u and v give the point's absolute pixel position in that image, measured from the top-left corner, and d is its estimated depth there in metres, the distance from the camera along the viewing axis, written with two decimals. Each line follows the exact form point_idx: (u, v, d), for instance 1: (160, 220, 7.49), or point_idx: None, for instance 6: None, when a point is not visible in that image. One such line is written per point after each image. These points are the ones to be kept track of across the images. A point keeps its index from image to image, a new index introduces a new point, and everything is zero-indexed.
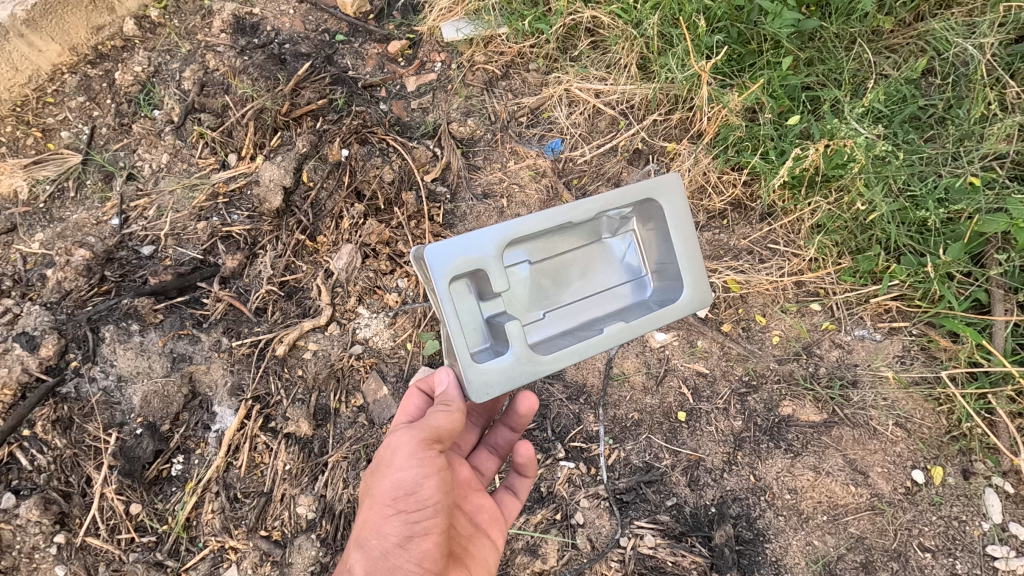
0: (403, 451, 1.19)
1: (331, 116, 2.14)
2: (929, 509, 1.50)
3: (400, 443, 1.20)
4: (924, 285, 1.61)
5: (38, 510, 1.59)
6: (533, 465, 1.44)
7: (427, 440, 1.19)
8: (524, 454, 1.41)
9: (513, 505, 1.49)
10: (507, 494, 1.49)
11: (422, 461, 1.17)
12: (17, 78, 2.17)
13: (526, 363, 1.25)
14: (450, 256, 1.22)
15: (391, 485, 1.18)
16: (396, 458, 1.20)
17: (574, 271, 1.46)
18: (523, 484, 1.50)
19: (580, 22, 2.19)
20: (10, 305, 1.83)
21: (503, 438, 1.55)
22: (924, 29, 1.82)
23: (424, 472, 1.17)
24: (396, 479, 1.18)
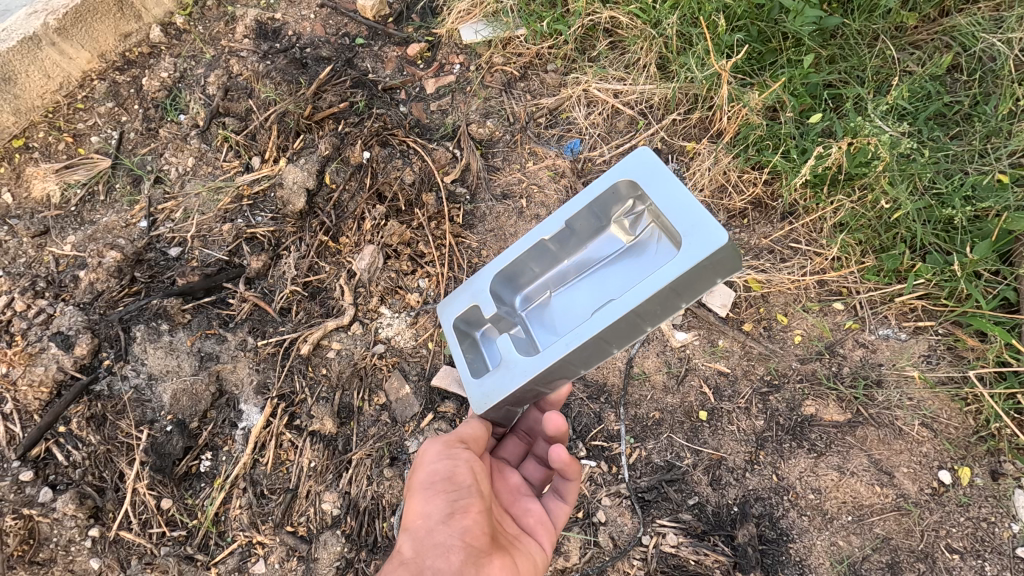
0: (433, 448, 1.29)
1: (352, 119, 2.17)
2: (957, 510, 1.47)
3: (430, 445, 1.30)
4: (950, 284, 1.59)
5: (74, 504, 1.65)
6: (573, 465, 1.35)
7: (453, 440, 1.30)
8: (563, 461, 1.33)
9: (562, 511, 1.45)
10: (556, 500, 1.46)
11: (450, 453, 1.26)
12: (49, 85, 2.25)
13: (508, 377, 1.30)
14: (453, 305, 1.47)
15: (426, 476, 1.25)
16: (427, 456, 1.29)
17: (605, 280, 1.40)
18: (570, 488, 1.45)
19: (598, 22, 2.21)
20: (45, 305, 1.89)
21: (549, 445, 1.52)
22: (950, 25, 1.84)
23: (453, 462, 1.24)
24: (429, 467, 1.25)
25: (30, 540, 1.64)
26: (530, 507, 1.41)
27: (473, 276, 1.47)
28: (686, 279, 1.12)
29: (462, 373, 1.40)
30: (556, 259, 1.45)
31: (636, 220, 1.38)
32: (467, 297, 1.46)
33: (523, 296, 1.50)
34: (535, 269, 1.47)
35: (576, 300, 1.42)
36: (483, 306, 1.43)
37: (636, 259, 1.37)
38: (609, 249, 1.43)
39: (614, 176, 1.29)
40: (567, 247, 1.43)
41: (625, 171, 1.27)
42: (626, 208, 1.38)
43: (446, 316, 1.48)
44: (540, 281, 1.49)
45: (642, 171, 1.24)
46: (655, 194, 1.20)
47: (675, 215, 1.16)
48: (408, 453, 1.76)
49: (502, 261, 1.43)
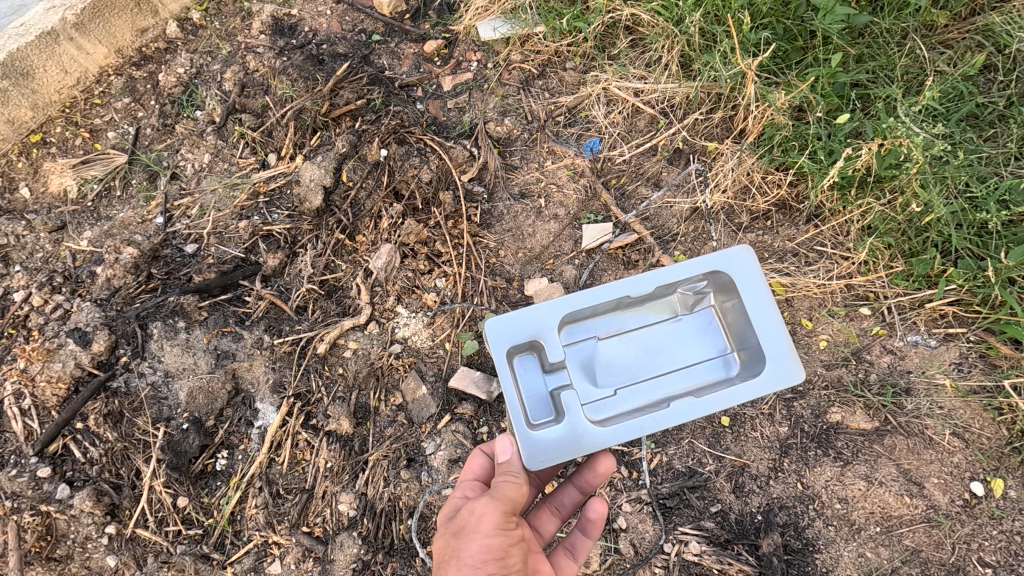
0: (490, 517, 1.13)
1: (369, 116, 2.16)
2: (989, 523, 1.44)
3: (487, 510, 1.14)
4: (984, 290, 1.55)
5: (91, 502, 1.64)
6: (601, 524, 1.41)
7: (509, 511, 1.16)
8: (596, 514, 1.38)
9: (569, 568, 1.41)
10: (567, 556, 1.42)
11: (505, 531, 1.13)
12: (66, 80, 2.24)
13: (569, 438, 1.27)
14: (507, 329, 1.31)
15: (475, 550, 1.10)
16: (479, 524, 1.13)
17: (653, 344, 1.46)
18: (584, 545, 1.44)
19: (618, 20, 2.17)
20: (62, 301, 1.89)
21: (567, 498, 1.50)
22: (983, 23, 1.79)
23: (509, 542, 1.12)
24: (483, 543, 1.10)
25: (48, 536, 1.64)
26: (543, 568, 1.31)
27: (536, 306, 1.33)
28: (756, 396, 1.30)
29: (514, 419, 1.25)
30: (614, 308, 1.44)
31: (697, 298, 1.48)
32: (530, 329, 1.32)
33: (567, 332, 1.45)
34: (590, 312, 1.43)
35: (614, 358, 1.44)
36: (547, 347, 1.32)
37: (685, 335, 1.47)
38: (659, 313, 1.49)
39: (717, 264, 1.34)
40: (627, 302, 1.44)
41: (731, 266, 1.34)
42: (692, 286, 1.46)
43: (500, 342, 1.30)
44: (590, 322, 1.46)
45: (743, 273, 1.33)
46: (749, 299, 1.32)
47: (764, 332, 1.31)
48: (425, 454, 1.75)
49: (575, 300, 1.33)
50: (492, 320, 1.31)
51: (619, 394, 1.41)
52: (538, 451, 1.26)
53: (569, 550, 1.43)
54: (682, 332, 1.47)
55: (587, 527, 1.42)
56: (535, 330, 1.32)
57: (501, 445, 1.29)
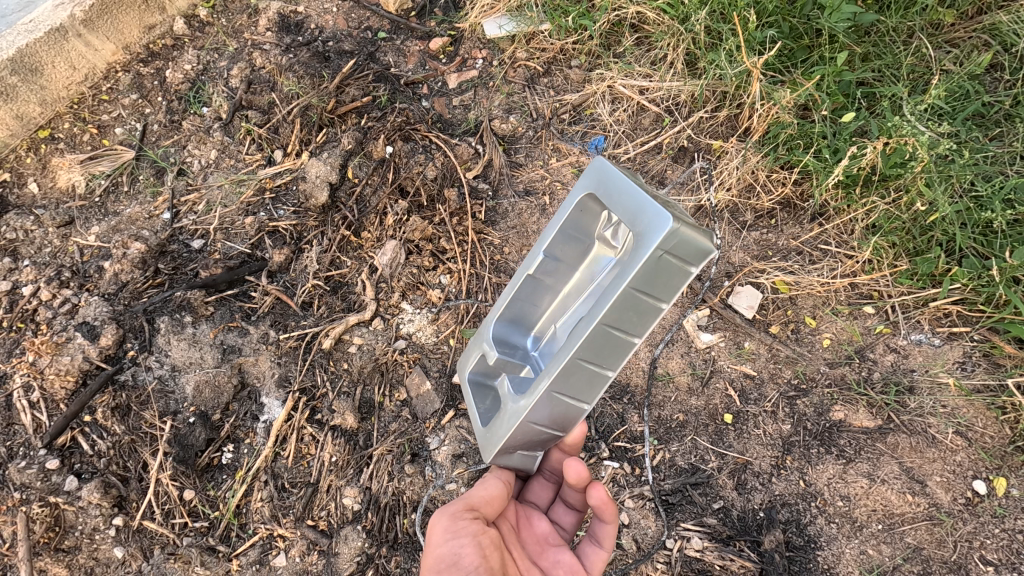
0: (439, 526, 1.26)
1: (375, 113, 2.17)
2: (992, 521, 1.44)
3: (437, 521, 1.27)
4: (988, 289, 1.56)
5: (99, 493, 1.66)
6: (610, 511, 1.34)
7: (461, 511, 1.26)
8: (599, 502, 1.32)
9: (598, 557, 1.42)
10: (593, 545, 1.43)
11: (455, 534, 1.23)
12: (74, 77, 2.26)
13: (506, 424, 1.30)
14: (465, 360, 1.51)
15: (434, 561, 1.24)
16: (434, 535, 1.27)
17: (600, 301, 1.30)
18: (607, 532, 1.40)
19: (624, 18, 2.18)
20: (70, 295, 1.91)
21: (574, 495, 1.49)
22: (989, 22, 1.79)
23: (461, 541, 1.22)
24: (438, 552, 1.23)
25: (57, 528, 1.66)
26: (561, 558, 1.40)
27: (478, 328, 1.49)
28: (646, 277, 1.07)
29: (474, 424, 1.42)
30: (555, 293, 1.40)
31: (616, 231, 1.30)
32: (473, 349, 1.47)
33: (534, 336, 1.44)
34: (537, 308, 1.42)
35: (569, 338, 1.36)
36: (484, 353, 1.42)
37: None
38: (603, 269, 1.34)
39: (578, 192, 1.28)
40: (563, 278, 1.38)
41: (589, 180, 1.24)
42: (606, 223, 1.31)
43: (462, 371, 1.51)
44: (547, 318, 1.43)
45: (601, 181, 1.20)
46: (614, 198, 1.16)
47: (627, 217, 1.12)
48: (429, 449, 1.76)
49: (499, 306, 1.42)
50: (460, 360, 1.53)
51: None
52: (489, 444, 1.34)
53: (594, 540, 1.42)
54: None
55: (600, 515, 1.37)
56: (477, 347, 1.46)
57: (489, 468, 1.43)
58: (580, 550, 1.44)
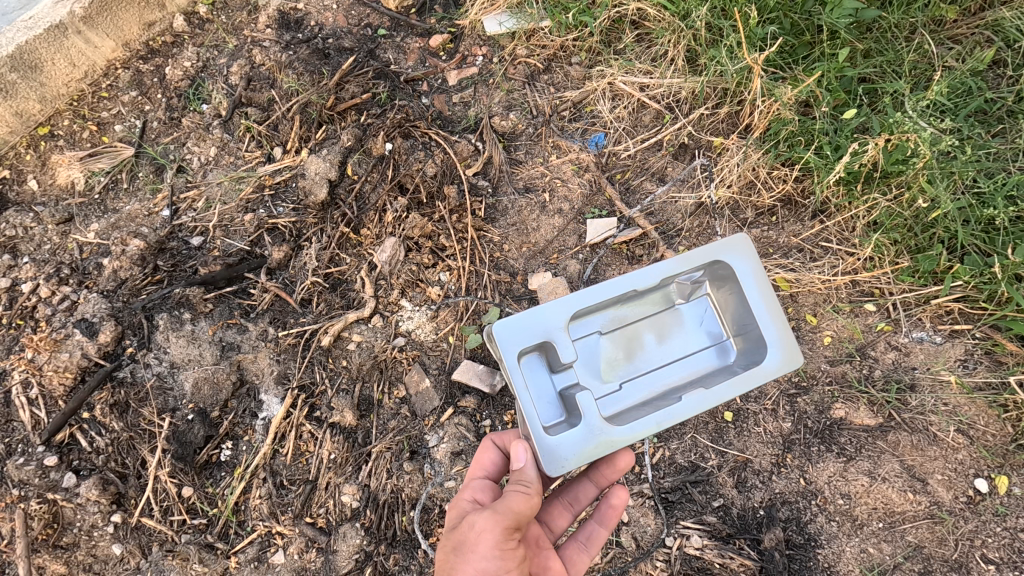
0: (485, 537, 1.12)
1: (375, 110, 2.17)
2: (993, 520, 1.43)
3: (483, 530, 1.13)
4: (990, 286, 1.55)
5: (97, 490, 1.66)
6: (619, 513, 1.42)
7: (511, 528, 1.14)
8: (617, 501, 1.41)
9: (581, 563, 1.42)
10: (579, 550, 1.43)
11: (503, 555, 1.12)
12: (74, 74, 2.25)
13: (587, 437, 1.28)
14: (517, 334, 1.31)
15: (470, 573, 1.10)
16: (476, 544, 1.12)
17: (653, 338, 1.48)
18: (598, 538, 1.43)
19: (624, 14, 2.18)
20: (68, 292, 1.90)
21: (582, 492, 1.48)
22: (992, 18, 1.78)
23: (505, 564, 1.11)
24: (478, 567, 1.10)
25: (55, 524, 1.65)
26: (551, 563, 1.33)
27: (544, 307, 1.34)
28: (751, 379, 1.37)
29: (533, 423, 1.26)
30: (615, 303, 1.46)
31: (690, 287, 1.51)
32: (538, 329, 1.32)
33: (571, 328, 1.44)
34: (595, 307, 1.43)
35: (615, 352, 1.46)
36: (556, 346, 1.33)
37: (681, 325, 1.51)
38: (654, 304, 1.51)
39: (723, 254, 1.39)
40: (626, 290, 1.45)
41: (736, 256, 1.39)
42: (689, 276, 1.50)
43: (509, 347, 1.29)
44: (588, 316, 1.46)
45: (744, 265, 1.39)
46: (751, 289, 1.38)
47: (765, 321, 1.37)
48: (428, 446, 1.76)
49: (582, 297, 1.34)
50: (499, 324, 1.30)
51: (622, 388, 1.44)
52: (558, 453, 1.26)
53: (583, 543, 1.43)
54: (675, 324, 1.51)
55: (604, 516, 1.42)
56: (541, 330, 1.32)
57: (515, 453, 1.28)
58: (565, 551, 1.42)
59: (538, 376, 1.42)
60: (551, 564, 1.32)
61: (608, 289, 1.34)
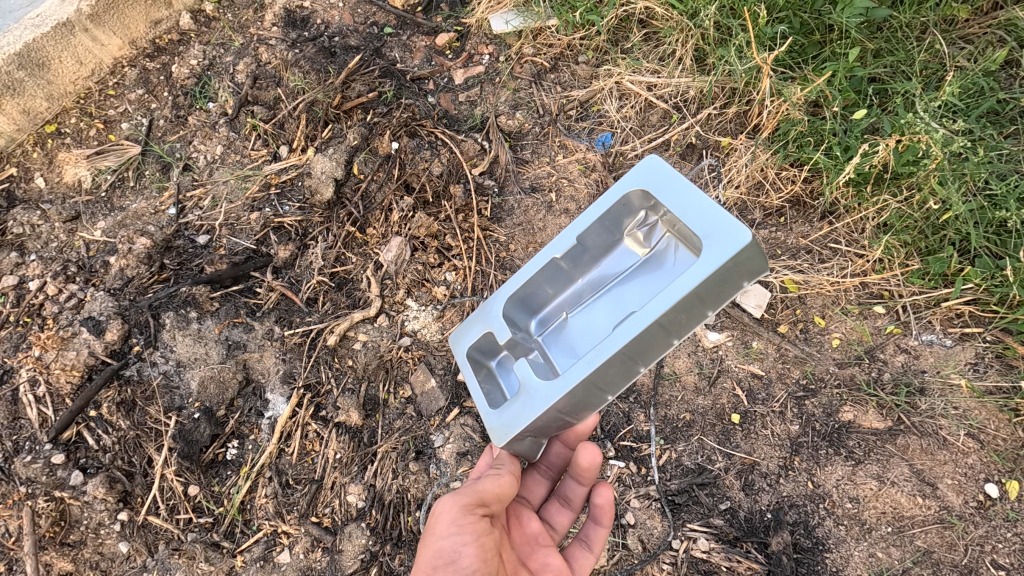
0: (443, 516, 1.21)
1: (381, 109, 2.16)
2: (1004, 525, 1.42)
3: (441, 510, 1.22)
4: (1001, 289, 1.54)
5: (104, 488, 1.66)
6: (610, 511, 1.40)
7: (470, 504, 1.21)
8: (603, 500, 1.38)
9: (586, 561, 1.42)
10: (582, 549, 1.43)
11: (461, 530, 1.19)
12: (81, 72, 2.26)
13: (525, 404, 1.26)
14: (465, 334, 1.45)
15: (432, 552, 1.20)
16: (437, 525, 1.22)
17: (618, 301, 1.38)
18: (599, 537, 1.43)
19: (632, 13, 2.17)
20: (76, 290, 1.91)
21: (574, 491, 1.49)
22: (1005, 18, 1.76)
23: (464, 539, 1.19)
24: (437, 545, 1.19)
25: (62, 522, 1.66)
26: (550, 561, 1.36)
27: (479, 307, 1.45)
28: (709, 284, 1.12)
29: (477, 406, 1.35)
30: (571, 278, 1.45)
31: (649, 232, 1.39)
32: (480, 322, 1.42)
33: (538, 323, 1.49)
34: (547, 291, 1.45)
35: (589, 327, 1.40)
36: (496, 333, 1.39)
37: (655, 272, 1.36)
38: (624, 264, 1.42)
39: (624, 186, 1.31)
40: (580, 266, 1.43)
41: (634, 183, 1.29)
42: (638, 220, 1.40)
43: (460, 347, 1.45)
44: (555, 303, 1.48)
45: (649, 178, 1.26)
46: (670, 201, 1.21)
47: (691, 217, 1.16)
48: (434, 447, 1.75)
49: (513, 285, 1.42)
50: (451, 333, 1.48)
51: None
52: (502, 428, 1.29)
53: (585, 541, 1.44)
54: (647, 273, 1.37)
55: (598, 516, 1.41)
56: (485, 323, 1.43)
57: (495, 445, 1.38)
58: (569, 551, 1.44)
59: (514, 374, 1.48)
60: (548, 561, 1.36)
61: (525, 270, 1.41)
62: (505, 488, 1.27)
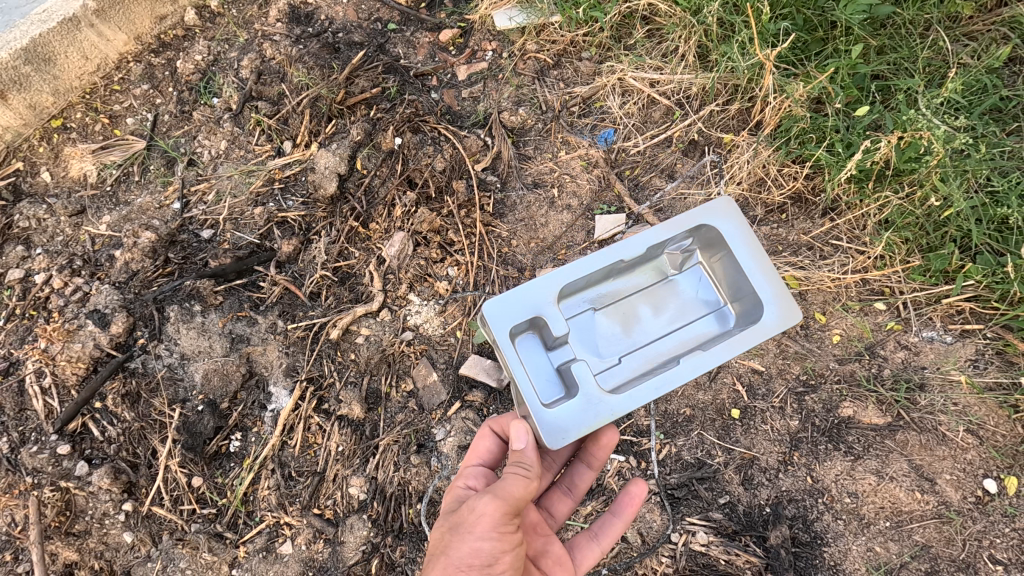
0: (483, 519, 1.15)
1: (384, 105, 2.18)
2: (1002, 520, 1.42)
3: (478, 511, 1.16)
4: (1002, 286, 1.54)
5: (108, 479, 1.68)
6: (635, 503, 1.42)
7: (510, 513, 1.17)
8: (634, 495, 1.41)
9: (593, 554, 1.41)
10: (592, 542, 1.43)
11: (500, 536, 1.15)
12: (87, 67, 2.27)
13: (586, 406, 1.30)
14: (508, 312, 1.35)
15: (463, 552, 1.13)
16: (472, 525, 1.15)
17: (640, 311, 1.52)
18: (610, 529, 1.43)
19: (635, 10, 2.17)
20: (81, 284, 1.93)
21: (581, 478, 1.51)
22: (1009, 14, 1.76)
23: (501, 546, 1.14)
24: (473, 546, 1.13)
25: (67, 512, 1.68)
26: (553, 549, 1.36)
27: (525, 287, 1.37)
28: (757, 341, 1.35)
29: (529, 397, 1.28)
30: (604, 278, 1.51)
31: (682, 256, 1.55)
32: (531, 305, 1.36)
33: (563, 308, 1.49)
34: (582, 284, 1.48)
35: (615, 329, 1.50)
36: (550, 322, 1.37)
37: (678, 294, 1.54)
38: (651, 278, 1.55)
39: (703, 217, 1.42)
40: (617, 270, 1.50)
41: (714, 221, 1.41)
42: (679, 244, 1.53)
43: (502, 325, 1.34)
44: (583, 295, 1.51)
45: (730, 224, 1.41)
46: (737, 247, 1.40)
47: (754, 275, 1.38)
48: (435, 440, 1.76)
49: (567, 273, 1.39)
50: (489, 304, 1.34)
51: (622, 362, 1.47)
52: (557, 427, 1.28)
53: (595, 533, 1.43)
54: (673, 295, 1.54)
55: (621, 508, 1.42)
56: (533, 304, 1.36)
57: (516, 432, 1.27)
58: (573, 540, 1.43)
59: (535, 356, 1.45)
60: (549, 549, 1.36)
61: (586, 262, 1.38)
62: (534, 492, 1.23)
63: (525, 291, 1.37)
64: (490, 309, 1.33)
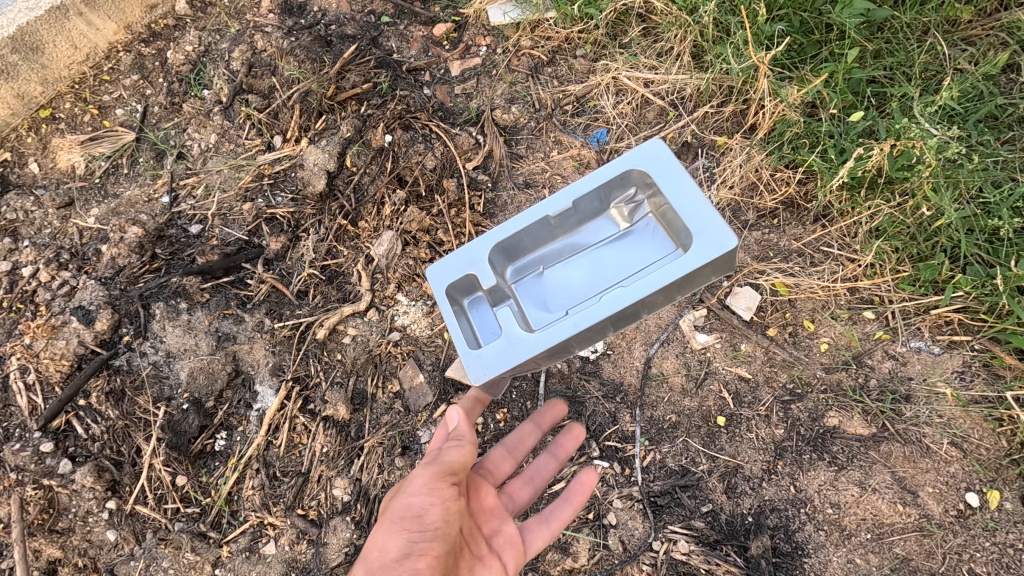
0: (415, 478, 1.24)
1: (375, 100, 2.15)
2: (982, 534, 1.42)
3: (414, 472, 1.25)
4: (991, 298, 1.52)
5: (92, 477, 1.68)
6: (582, 489, 1.45)
7: (441, 472, 1.24)
8: (582, 482, 1.45)
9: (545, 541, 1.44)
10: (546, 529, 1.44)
11: (430, 491, 1.21)
12: (76, 56, 2.25)
13: (509, 347, 1.28)
14: (448, 271, 1.38)
15: (400, 507, 1.22)
16: (409, 485, 1.24)
17: (593, 266, 1.46)
18: (562, 516, 1.44)
19: (631, 7, 2.14)
20: (68, 278, 1.91)
21: (543, 468, 1.54)
22: (1008, 20, 1.73)
23: (431, 500, 1.21)
24: (405, 501, 1.21)
25: (51, 510, 1.67)
26: (503, 527, 1.40)
27: (461, 247, 1.40)
28: (693, 275, 1.22)
29: (457, 343, 1.31)
30: (552, 237, 1.48)
31: (631, 209, 1.46)
32: (466, 264, 1.38)
33: (512, 270, 1.50)
34: (529, 244, 1.46)
35: (564, 285, 1.46)
36: (481, 277, 1.38)
37: (630, 247, 1.45)
38: (603, 232, 1.49)
39: (629, 163, 1.35)
40: (565, 226, 1.46)
41: (642, 160, 1.34)
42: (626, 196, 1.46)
43: (438, 284, 1.38)
44: (532, 257, 1.49)
45: (658, 161, 1.32)
46: (667, 186, 1.30)
47: (687, 210, 1.26)
48: (421, 442, 1.75)
49: (502, 232, 1.40)
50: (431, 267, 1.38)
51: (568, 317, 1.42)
52: (481, 367, 1.28)
53: (546, 519, 1.44)
54: (626, 246, 1.46)
55: (569, 493, 1.45)
56: (469, 262, 1.39)
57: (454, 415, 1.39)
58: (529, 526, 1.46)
59: (483, 314, 1.46)
60: (501, 529, 1.40)
61: (519, 219, 1.39)
62: (470, 459, 1.29)
63: (462, 250, 1.39)
64: (430, 270, 1.37)
